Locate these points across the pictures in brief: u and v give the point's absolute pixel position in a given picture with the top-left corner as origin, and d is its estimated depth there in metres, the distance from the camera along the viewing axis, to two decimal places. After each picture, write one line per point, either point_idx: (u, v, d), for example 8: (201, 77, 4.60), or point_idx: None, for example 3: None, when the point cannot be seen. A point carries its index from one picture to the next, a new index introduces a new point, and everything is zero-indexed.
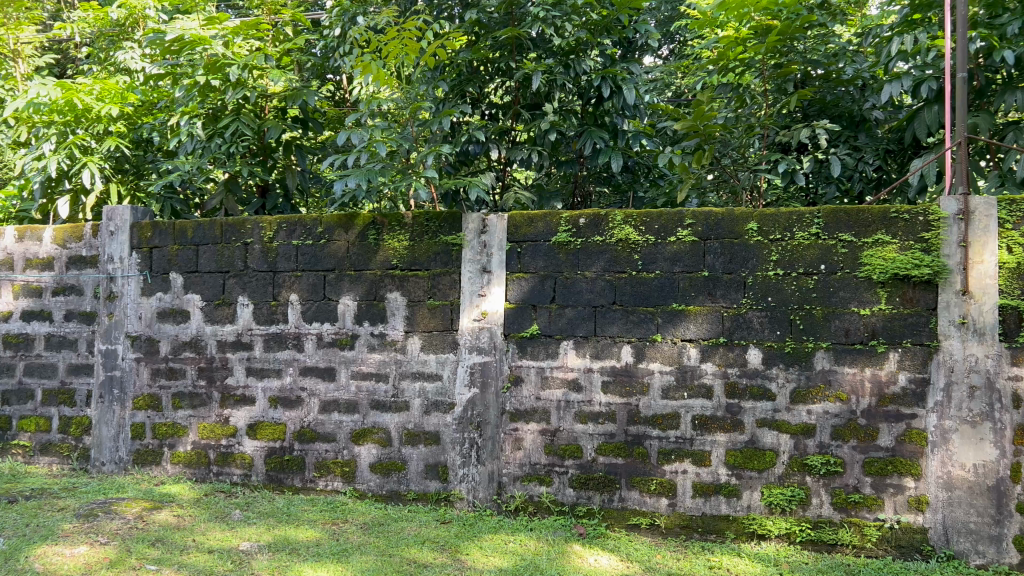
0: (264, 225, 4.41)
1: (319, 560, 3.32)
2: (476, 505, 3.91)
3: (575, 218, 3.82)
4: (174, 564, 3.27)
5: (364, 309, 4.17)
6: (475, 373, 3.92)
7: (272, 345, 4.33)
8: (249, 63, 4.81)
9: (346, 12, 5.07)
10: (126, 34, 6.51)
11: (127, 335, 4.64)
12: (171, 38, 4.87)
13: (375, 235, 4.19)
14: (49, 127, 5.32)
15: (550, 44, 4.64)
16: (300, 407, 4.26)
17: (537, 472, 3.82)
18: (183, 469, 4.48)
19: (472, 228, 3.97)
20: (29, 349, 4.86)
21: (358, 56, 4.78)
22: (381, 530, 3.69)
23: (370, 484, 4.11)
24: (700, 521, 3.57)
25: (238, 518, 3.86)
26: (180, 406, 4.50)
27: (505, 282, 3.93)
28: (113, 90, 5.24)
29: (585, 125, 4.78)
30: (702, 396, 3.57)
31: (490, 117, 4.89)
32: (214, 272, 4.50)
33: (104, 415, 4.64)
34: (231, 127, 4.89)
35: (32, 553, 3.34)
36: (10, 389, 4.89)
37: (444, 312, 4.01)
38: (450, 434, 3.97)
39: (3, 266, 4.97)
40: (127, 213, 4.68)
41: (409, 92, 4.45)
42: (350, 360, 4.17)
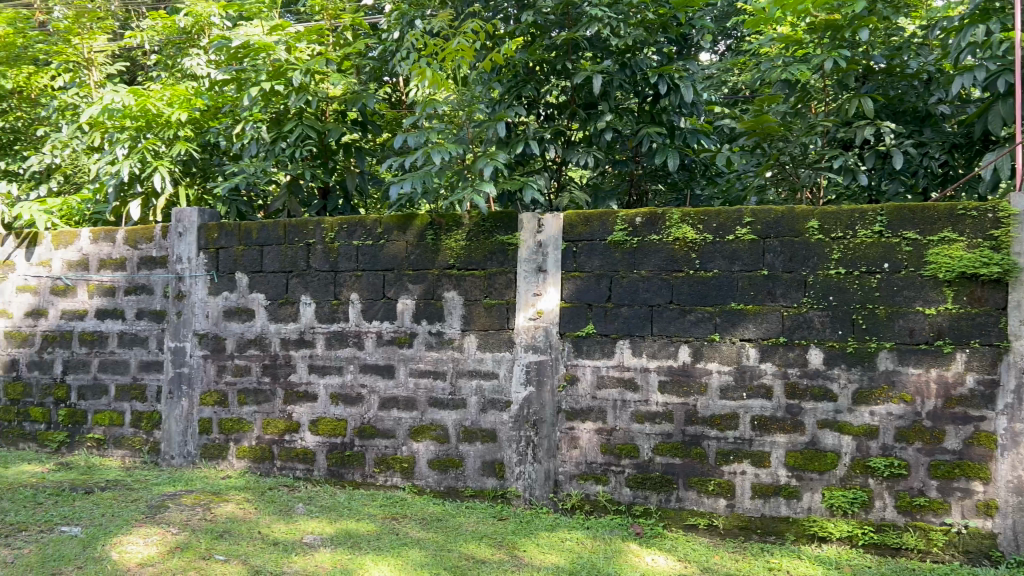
0: (326, 226, 4.51)
1: (380, 554, 3.39)
2: (533, 503, 3.94)
3: (631, 217, 3.82)
4: (241, 555, 3.38)
5: (422, 308, 4.24)
6: (531, 372, 3.95)
7: (334, 343, 4.43)
8: (311, 68, 4.98)
9: (405, 15, 5.19)
10: (193, 42, 6.70)
11: (195, 333, 4.79)
12: (236, 44, 5.02)
13: (433, 236, 4.25)
14: (122, 132, 5.55)
15: (607, 43, 4.60)
16: (360, 404, 4.34)
17: (594, 471, 3.83)
18: (249, 463, 4.62)
19: (528, 229, 4.00)
20: (103, 347, 5.06)
21: (415, 59, 4.86)
22: (440, 525, 3.75)
23: (428, 480, 4.18)
24: (759, 523, 3.53)
25: (302, 512, 3.96)
26: (246, 402, 4.64)
27: (561, 281, 3.94)
28: (181, 96, 5.44)
29: (641, 123, 4.76)
30: (762, 397, 3.54)
31: (547, 117, 4.87)
32: (277, 272, 4.61)
33: (173, 410, 4.80)
34: (295, 131, 5.01)
35: (108, 541, 3.49)
36: (86, 384, 5.10)
37: (501, 311, 4.04)
38: (507, 432, 4.01)
39: (79, 266, 5.17)
40: (195, 215, 4.84)
41: (464, 94, 4.60)
42: (408, 358, 4.25)
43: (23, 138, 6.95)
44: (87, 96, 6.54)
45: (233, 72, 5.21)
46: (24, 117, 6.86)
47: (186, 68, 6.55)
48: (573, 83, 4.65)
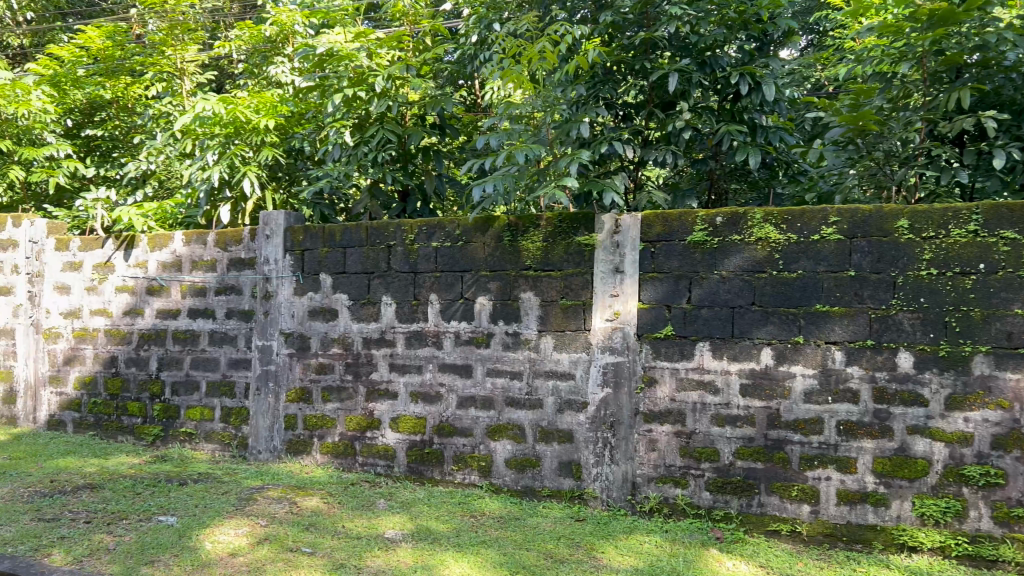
0: (406, 228, 4.59)
1: (460, 551, 3.43)
2: (610, 505, 3.93)
3: (712, 217, 3.75)
4: (327, 548, 3.47)
5: (499, 309, 4.27)
6: (608, 373, 3.94)
7: (413, 342, 4.52)
8: (393, 73, 5.12)
9: (484, 20, 5.32)
10: (278, 50, 6.95)
11: (281, 332, 4.95)
12: (322, 50, 5.21)
13: (510, 237, 4.27)
14: (212, 138, 5.77)
15: (686, 41, 4.59)
16: (438, 402, 4.42)
17: (672, 474, 3.80)
18: (332, 459, 4.75)
19: (606, 229, 3.98)
20: (195, 345, 5.28)
21: (498, 62, 4.93)
22: (518, 524, 3.77)
23: (505, 479, 4.21)
24: (845, 530, 3.44)
25: (383, 507, 4.05)
26: (329, 399, 4.77)
27: (638, 282, 3.92)
28: (267, 103, 5.63)
29: (721, 121, 4.67)
30: (848, 401, 3.45)
31: (624, 117, 4.85)
32: (360, 273, 4.73)
33: (261, 407, 4.98)
34: (377, 135, 5.21)
35: (202, 532, 3.64)
36: (179, 380, 5.33)
37: (577, 311, 4.05)
38: (584, 433, 4.01)
39: (172, 267, 5.40)
40: (281, 218, 4.99)
41: (546, 96, 4.49)
42: (486, 358, 4.29)
43: (121, 145, 7.45)
44: (179, 105, 6.99)
45: (317, 79, 5.37)
46: (122, 126, 7.37)
47: (271, 76, 6.84)
48: (651, 83, 4.66)
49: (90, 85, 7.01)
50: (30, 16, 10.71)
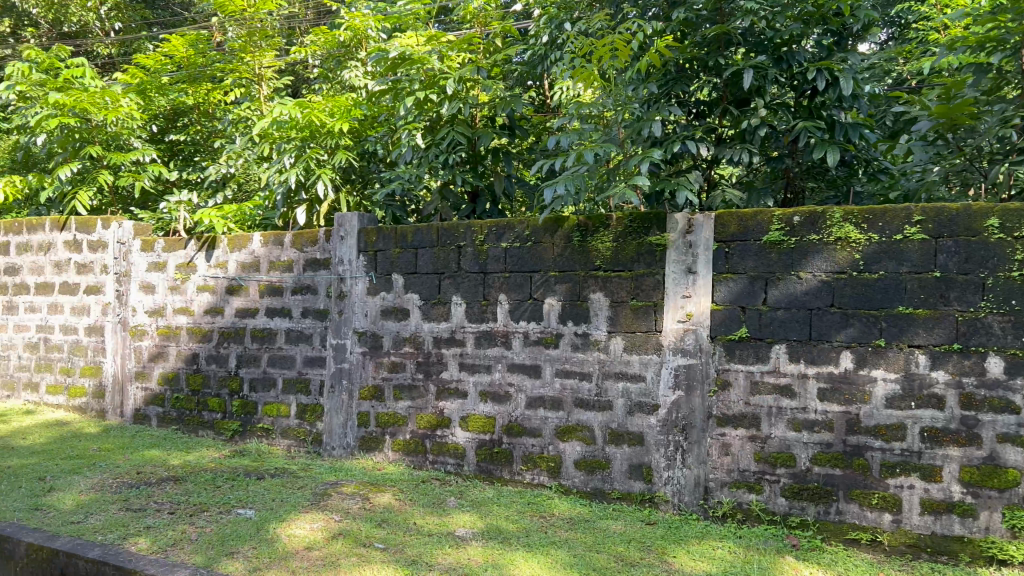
0: (476, 229, 4.61)
1: (530, 551, 3.44)
2: (681, 509, 3.87)
3: (789, 216, 3.66)
4: (398, 544, 3.51)
5: (569, 309, 4.26)
6: (680, 375, 3.89)
7: (483, 342, 4.55)
8: (463, 76, 5.18)
9: (554, 20, 5.33)
10: (351, 54, 7.11)
11: (354, 331, 5.05)
12: (395, 54, 5.29)
13: (580, 237, 4.25)
14: (289, 142, 5.99)
15: (762, 36, 4.47)
16: (508, 402, 4.44)
17: (746, 479, 3.72)
18: (403, 456, 4.83)
19: (678, 229, 3.92)
20: (272, 343, 5.42)
21: (569, 62, 4.95)
22: (587, 526, 3.75)
23: (575, 480, 4.20)
24: (929, 541, 3.31)
25: (454, 505, 4.09)
26: (401, 398, 4.85)
27: (712, 283, 3.85)
28: (342, 107, 5.87)
29: (797, 118, 4.54)
30: (932, 407, 3.32)
31: (698, 114, 4.78)
32: (430, 273, 4.78)
33: (335, 404, 5.08)
34: (448, 137, 5.25)
35: (279, 525, 3.73)
36: (256, 377, 5.49)
37: (648, 312, 4.00)
38: (654, 435, 3.96)
39: (250, 267, 5.56)
40: (355, 219, 5.08)
41: (617, 95, 4.73)
42: (555, 359, 4.28)
43: (203, 150, 7.75)
44: (257, 110, 7.22)
45: (389, 83, 5.45)
46: (203, 130, 7.67)
47: (345, 80, 7.00)
48: (725, 80, 4.56)
49: (174, 91, 7.34)
50: (118, 26, 11.28)
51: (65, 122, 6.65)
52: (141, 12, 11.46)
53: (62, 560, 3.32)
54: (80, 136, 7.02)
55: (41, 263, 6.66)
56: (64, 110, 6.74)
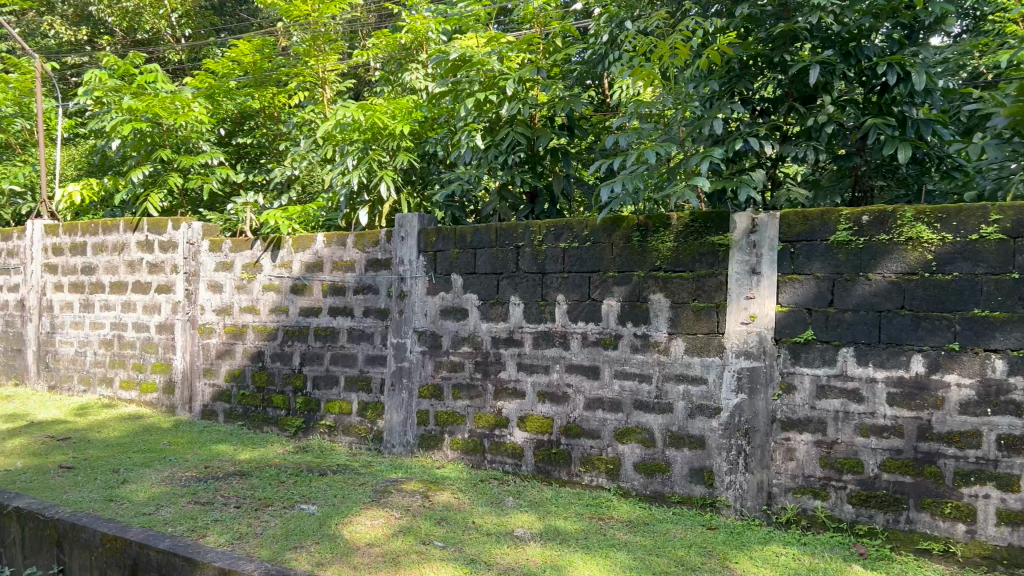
0: (535, 229, 4.61)
1: (588, 553, 3.42)
2: (743, 514, 3.81)
3: (857, 215, 3.55)
4: (458, 543, 3.53)
5: (628, 310, 4.22)
6: (743, 378, 3.82)
7: (541, 343, 4.54)
8: (523, 76, 5.17)
9: (615, 19, 5.29)
10: (412, 57, 7.22)
11: (414, 330, 5.10)
12: (455, 56, 5.35)
13: (640, 237, 4.20)
14: (352, 144, 6.17)
15: (829, 32, 4.36)
16: (566, 403, 4.42)
17: (811, 485, 3.64)
18: (462, 455, 4.86)
19: (741, 229, 3.85)
20: (335, 341, 5.52)
21: (629, 60, 4.92)
22: (647, 529, 3.72)
23: (634, 483, 4.16)
24: (1006, 553, 3.18)
25: (512, 505, 4.09)
26: (460, 397, 4.89)
27: (776, 283, 3.77)
28: (403, 109, 6.00)
29: (865, 115, 4.41)
30: (1010, 414, 3.19)
31: (762, 112, 4.74)
32: (489, 273, 4.79)
33: (395, 402, 5.14)
34: (508, 138, 5.22)
35: (340, 521, 3.79)
36: (319, 374, 5.59)
37: (710, 313, 3.94)
38: (716, 439, 3.90)
39: (314, 267, 5.67)
40: (415, 220, 5.12)
41: (677, 93, 4.62)
42: (614, 360, 4.25)
43: (269, 153, 7.96)
44: (321, 112, 7.37)
45: (450, 84, 5.50)
46: (269, 133, 7.87)
47: (406, 82, 7.11)
48: (791, 76, 4.46)
49: (240, 96, 7.52)
50: (188, 33, 11.68)
51: (139, 126, 6.86)
52: (209, 19, 11.82)
53: (134, 550, 3.43)
54: (151, 140, 7.26)
55: (116, 263, 6.91)
56: (137, 115, 6.98)
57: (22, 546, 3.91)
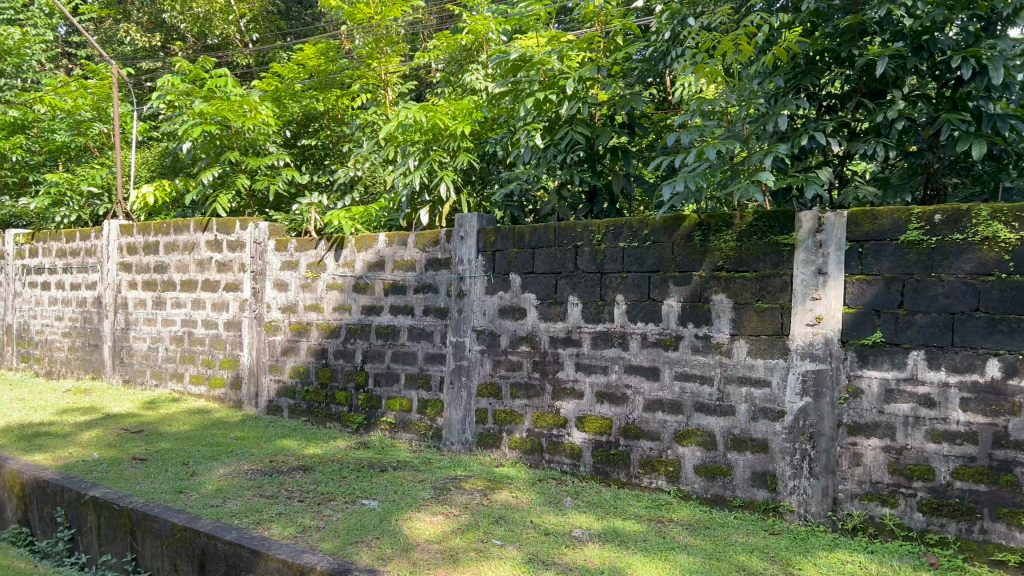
0: (594, 228, 4.59)
1: (648, 555, 3.39)
2: (808, 520, 3.72)
3: (929, 214, 3.44)
4: (517, 542, 3.54)
5: (689, 310, 4.17)
6: (808, 381, 3.73)
7: (600, 343, 4.52)
8: (583, 75, 5.15)
9: (677, 15, 5.17)
10: (473, 58, 7.29)
11: (473, 329, 5.14)
12: (516, 56, 5.33)
13: (701, 237, 4.15)
14: (413, 145, 6.29)
15: (901, 25, 4.25)
16: (625, 404, 4.40)
17: (879, 492, 3.54)
18: (520, 454, 4.88)
19: (807, 228, 3.76)
20: (396, 339, 5.59)
21: (692, 58, 4.87)
22: (708, 533, 3.67)
23: (695, 486, 4.11)
24: None
25: (570, 505, 4.09)
26: (518, 396, 4.90)
27: (843, 284, 3.67)
28: (463, 110, 6.06)
29: (939, 111, 4.24)
30: None
31: (828, 108, 4.64)
32: (548, 273, 4.79)
33: (455, 400, 5.19)
34: (567, 137, 5.22)
35: (401, 517, 3.84)
36: (381, 372, 5.67)
37: (774, 315, 3.87)
38: (780, 443, 3.82)
39: (376, 266, 5.75)
40: (474, 220, 5.15)
41: (741, 90, 4.53)
42: (674, 361, 4.21)
43: (333, 154, 8.15)
44: (383, 114, 7.49)
45: (510, 84, 5.54)
46: (333, 135, 8.06)
47: (466, 83, 7.18)
48: (858, 70, 4.34)
49: (306, 98, 7.74)
50: (256, 37, 12.00)
51: (208, 129, 7.10)
52: (276, 23, 12.08)
53: (203, 541, 3.54)
54: (221, 142, 7.51)
55: (186, 262, 7.13)
56: (207, 119, 7.21)
57: (98, 534, 4.08)
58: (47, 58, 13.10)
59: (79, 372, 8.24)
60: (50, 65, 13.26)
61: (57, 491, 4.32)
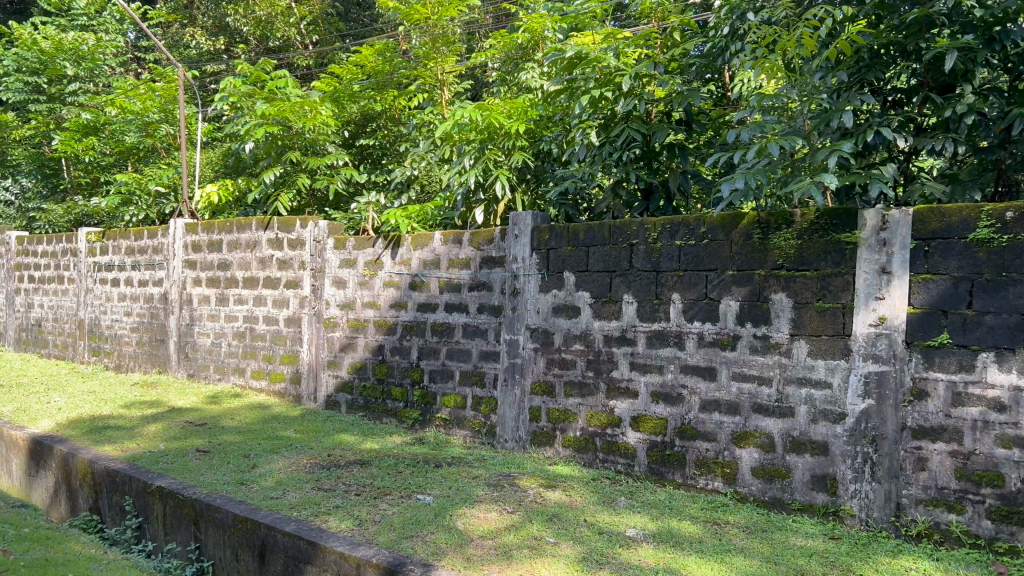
0: (650, 226, 4.55)
1: (703, 557, 3.35)
2: (869, 525, 3.64)
3: (1000, 211, 3.32)
4: (570, 540, 3.53)
5: (747, 310, 4.11)
6: (870, 383, 3.64)
7: (655, 342, 4.48)
8: (639, 72, 5.13)
9: (736, 10, 5.06)
10: (529, 56, 7.33)
11: (527, 327, 5.15)
12: (572, 54, 5.31)
13: (761, 235, 4.08)
14: (469, 144, 6.37)
15: (971, 16, 4.04)
16: (680, 404, 4.35)
17: (945, 498, 3.44)
18: (574, 453, 4.87)
19: (871, 226, 3.66)
20: (450, 336, 5.64)
21: (752, 53, 4.78)
22: (765, 536, 3.61)
23: (752, 488, 4.05)
24: None
25: (624, 505, 4.06)
26: (572, 394, 4.89)
27: (908, 284, 3.57)
28: (519, 108, 6.08)
29: (1011, 104, 4.09)
30: None
31: (894, 103, 4.52)
32: (602, 271, 4.77)
33: (509, 398, 5.21)
34: (623, 134, 5.20)
35: (455, 512, 3.87)
36: (436, 368, 5.73)
37: (835, 314, 3.79)
38: (841, 446, 3.74)
39: (431, 264, 5.80)
40: (529, 218, 5.16)
41: (803, 85, 4.42)
42: (732, 361, 4.15)
43: (390, 154, 8.26)
44: (439, 113, 7.56)
45: (565, 82, 5.53)
46: (390, 134, 8.17)
47: (522, 81, 7.20)
48: (926, 63, 4.22)
49: (364, 99, 7.87)
50: (315, 39, 12.24)
51: (270, 130, 7.31)
52: (335, 24, 12.26)
53: (263, 531, 3.62)
54: (282, 142, 7.68)
55: (248, 259, 7.30)
56: (269, 119, 7.40)
57: (164, 522, 4.22)
58: (118, 63, 13.56)
59: (146, 366, 8.52)
60: (121, 69, 13.72)
61: (126, 480, 4.47)
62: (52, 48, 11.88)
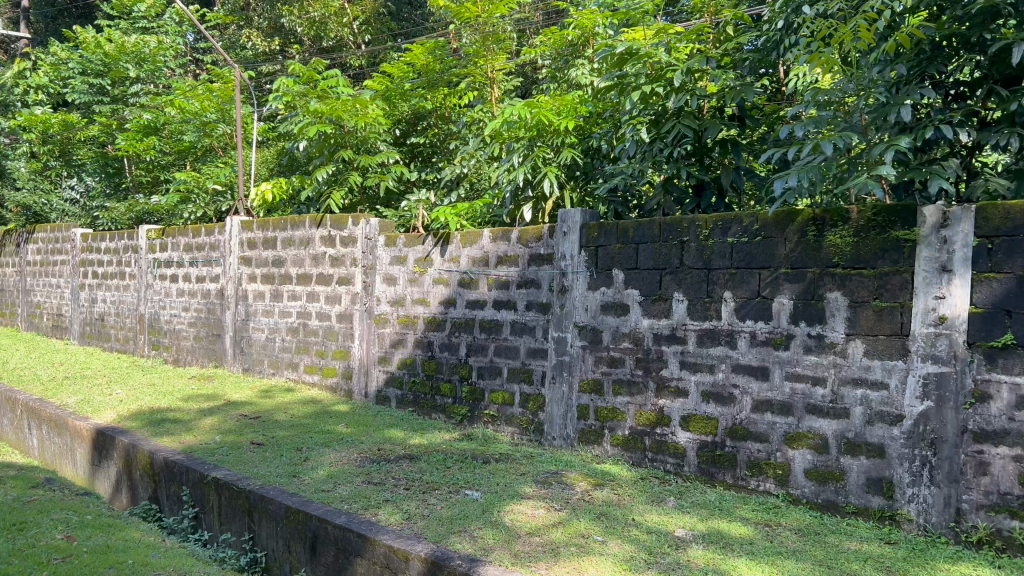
0: (701, 224, 4.49)
1: (754, 559, 3.30)
2: (928, 530, 3.53)
3: None
4: (619, 539, 3.52)
5: (801, 309, 4.03)
6: (930, 384, 3.54)
7: (706, 341, 4.43)
8: (691, 67, 5.03)
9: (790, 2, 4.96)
10: (579, 53, 7.33)
11: (575, 325, 5.13)
12: (622, 50, 5.26)
13: (816, 233, 4.00)
14: (519, 141, 6.40)
15: None
16: (732, 404, 4.29)
17: (1008, 504, 3.33)
18: (622, 452, 4.84)
19: (931, 222, 3.55)
20: (499, 333, 5.65)
21: (807, 46, 4.68)
22: (818, 539, 3.54)
23: (805, 490, 3.98)
24: None
25: (674, 505, 4.02)
26: (621, 393, 4.87)
27: (970, 283, 3.45)
28: (568, 106, 6.08)
29: None
30: None
31: (957, 96, 4.37)
32: (652, 269, 4.73)
33: (557, 396, 5.20)
34: (673, 130, 5.09)
35: (503, 508, 3.89)
36: (484, 365, 5.75)
37: (893, 313, 3.69)
38: (898, 448, 3.65)
39: (480, 261, 5.81)
40: (578, 215, 5.14)
41: (859, 79, 4.37)
42: (785, 361, 4.08)
43: (440, 152, 8.32)
44: (489, 111, 7.58)
45: (615, 78, 5.49)
46: (441, 132, 8.23)
47: (572, 78, 7.18)
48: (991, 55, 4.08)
49: (415, 98, 7.97)
50: (368, 39, 12.36)
51: (324, 129, 7.42)
52: (387, 24, 12.36)
53: (315, 524, 3.68)
54: (335, 141, 7.79)
55: (302, 256, 7.43)
56: (322, 118, 7.51)
57: (219, 513, 4.32)
58: (178, 65, 13.94)
59: (203, 360, 8.73)
60: (181, 71, 14.08)
61: (184, 471, 4.59)
62: (115, 51, 12.35)
